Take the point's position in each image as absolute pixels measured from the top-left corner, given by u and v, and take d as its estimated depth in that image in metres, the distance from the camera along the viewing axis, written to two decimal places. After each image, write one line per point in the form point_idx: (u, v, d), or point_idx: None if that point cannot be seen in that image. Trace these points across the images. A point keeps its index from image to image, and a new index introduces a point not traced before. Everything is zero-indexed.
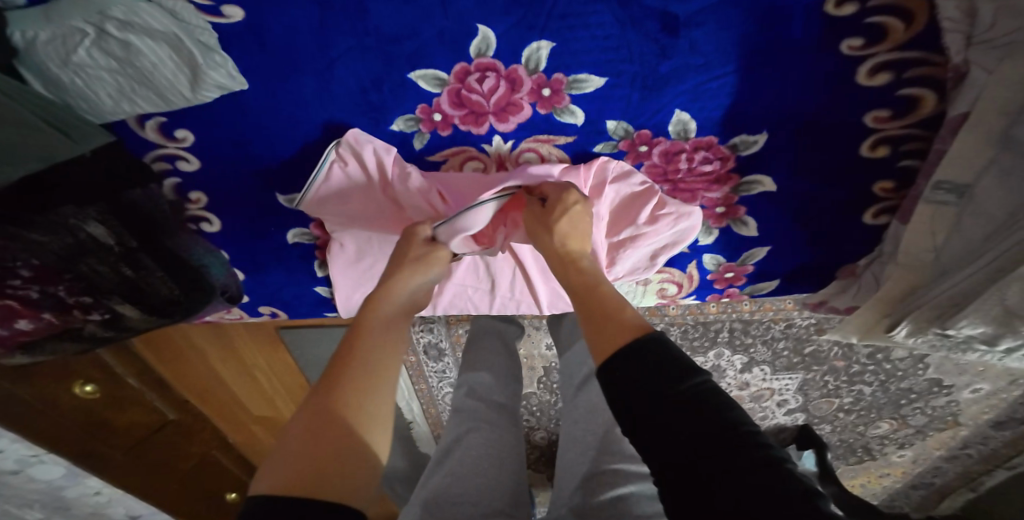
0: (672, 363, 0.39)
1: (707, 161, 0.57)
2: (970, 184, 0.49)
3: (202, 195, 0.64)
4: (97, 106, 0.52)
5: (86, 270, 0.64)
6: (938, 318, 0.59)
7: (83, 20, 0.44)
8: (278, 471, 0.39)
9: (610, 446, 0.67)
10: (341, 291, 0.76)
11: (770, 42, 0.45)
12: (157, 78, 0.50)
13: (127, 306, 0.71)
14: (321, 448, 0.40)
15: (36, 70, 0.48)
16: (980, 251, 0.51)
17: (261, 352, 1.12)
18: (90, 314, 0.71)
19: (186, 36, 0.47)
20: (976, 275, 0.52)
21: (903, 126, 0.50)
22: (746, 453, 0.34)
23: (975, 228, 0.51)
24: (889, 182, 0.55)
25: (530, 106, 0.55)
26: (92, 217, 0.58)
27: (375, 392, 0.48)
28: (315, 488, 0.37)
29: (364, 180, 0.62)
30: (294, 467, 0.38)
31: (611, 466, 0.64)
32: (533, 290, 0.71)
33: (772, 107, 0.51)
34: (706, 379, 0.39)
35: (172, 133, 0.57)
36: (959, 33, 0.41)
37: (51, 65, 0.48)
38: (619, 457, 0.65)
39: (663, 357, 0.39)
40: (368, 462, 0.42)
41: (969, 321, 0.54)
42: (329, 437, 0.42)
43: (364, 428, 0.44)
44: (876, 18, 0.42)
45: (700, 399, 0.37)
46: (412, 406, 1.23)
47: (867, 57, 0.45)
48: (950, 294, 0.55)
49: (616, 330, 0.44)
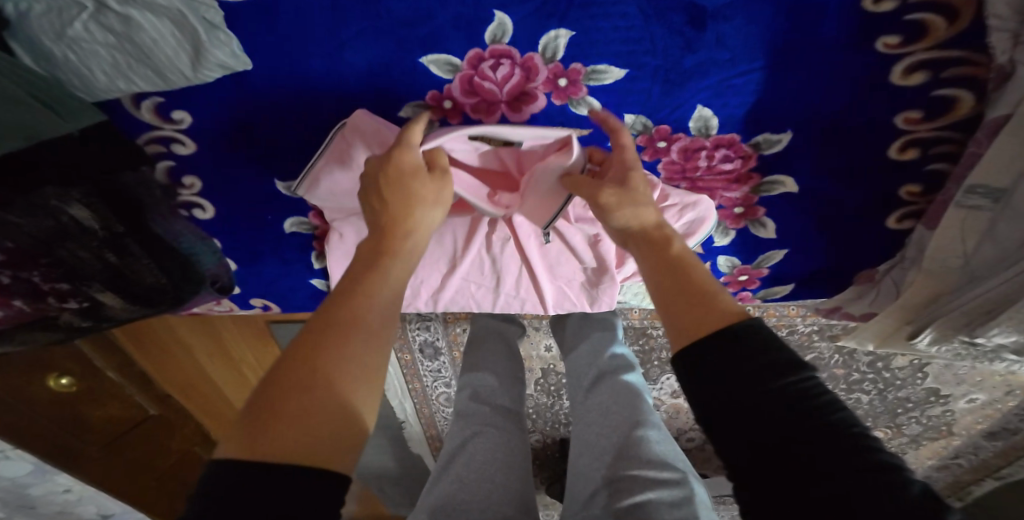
0: (773, 352, 0.38)
1: (727, 159, 0.56)
2: (1008, 189, 0.48)
3: (196, 180, 0.62)
4: (89, 82, 0.49)
5: (65, 255, 0.60)
6: (967, 326, 0.57)
7: None
8: (237, 432, 0.33)
9: (626, 452, 0.65)
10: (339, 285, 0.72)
11: (800, 38, 0.44)
12: (157, 55, 0.47)
13: (107, 295, 0.67)
14: (288, 409, 0.34)
15: (29, 43, 0.45)
16: (1015, 257, 0.51)
17: (248, 346, 1.08)
18: (67, 301, 0.66)
19: (190, 14, 0.44)
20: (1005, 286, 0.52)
21: (933, 128, 0.49)
22: (858, 453, 0.32)
23: (1012, 232, 0.50)
24: (914, 186, 0.55)
25: (544, 97, 0.53)
26: (76, 201, 0.53)
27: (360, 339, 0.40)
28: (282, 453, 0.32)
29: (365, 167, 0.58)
30: (260, 423, 0.33)
31: (629, 473, 0.62)
32: (540, 287, 0.66)
33: (797, 107, 0.50)
34: (813, 378, 0.37)
35: (169, 114, 0.55)
36: (1005, 31, 0.40)
37: (44, 38, 0.44)
38: (636, 463, 0.63)
39: (760, 345, 0.38)
40: (349, 421, 0.36)
41: (1001, 330, 0.53)
42: (305, 396, 0.36)
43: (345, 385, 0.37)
44: (917, 15, 0.41)
45: (798, 391, 0.36)
46: (404, 406, 1.20)
47: (904, 54, 0.44)
48: (987, 299, 0.54)
49: (708, 314, 0.42)
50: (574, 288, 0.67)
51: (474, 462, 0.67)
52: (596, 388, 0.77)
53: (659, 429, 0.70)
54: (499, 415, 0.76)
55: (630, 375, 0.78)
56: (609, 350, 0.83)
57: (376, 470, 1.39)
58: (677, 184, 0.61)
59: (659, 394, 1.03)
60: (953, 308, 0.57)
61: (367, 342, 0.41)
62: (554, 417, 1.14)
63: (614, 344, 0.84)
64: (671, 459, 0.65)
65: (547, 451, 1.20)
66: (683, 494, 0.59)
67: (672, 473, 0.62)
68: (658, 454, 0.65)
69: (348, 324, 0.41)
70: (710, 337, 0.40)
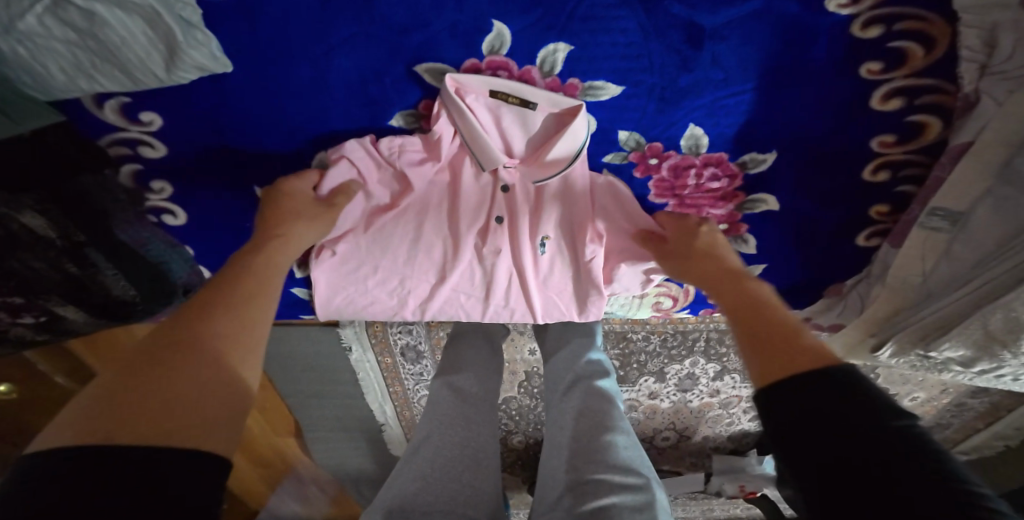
0: (874, 393, 0.33)
1: (715, 178, 0.57)
2: (967, 211, 0.51)
3: (165, 184, 0.58)
4: (44, 80, 0.44)
5: (18, 266, 0.55)
6: (922, 340, 0.60)
7: None
8: (88, 412, 0.28)
9: (593, 456, 0.68)
10: (320, 294, 0.65)
11: (791, 61, 0.46)
12: (125, 53, 0.43)
13: (69, 309, 0.61)
14: (167, 383, 0.30)
15: None
16: (970, 276, 0.53)
17: None
18: (20, 317, 0.60)
19: (165, 12, 0.40)
20: (964, 299, 0.53)
21: (905, 152, 0.52)
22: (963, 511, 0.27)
23: (968, 253, 0.53)
24: (884, 206, 0.57)
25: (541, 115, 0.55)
26: (29, 206, 0.51)
27: (262, 324, 0.38)
28: (127, 436, 0.27)
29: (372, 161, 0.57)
30: (122, 398, 0.29)
31: (595, 477, 0.65)
32: (530, 297, 0.65)
33: (781, 127, 0.51)
34: (914, 425, 0.32)
35: (137, 115, 0.51)
36: (975, 62, 0.43)
37: None
38: (603, 467, 0.66)
39: (856, 386, 0.33)
40: (237, 402, 0.32)
41: (951, 343, 0.57)
42: (188, 368, 0.32)
43: (236, 355, 0.35)
44: (899, 42, 0.43)
45: (895, 434, 0.30)
46: (384, 408, 1.19)
47: (884, 80, 0.46)
48: (937, 316, 0.56)
49: (799, 351, 0.37)
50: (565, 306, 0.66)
51: (439, 460, 0.71)
52: (570, 393, 0.79)
53: (628, 434, 0.72)
54: (479, 410, 0.80)
55: (605, 381, 0.81)
56: (586, 356, 0.85)
57: (351, 472, 1.36)
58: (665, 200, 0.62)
59: (636, 395, 1.06)
60: (912, 322, 0.59)
61: (251, 322, 0.37)
62: (536, 419, 1.15)
63: (592, 350, 0.87)
64: (637, 463, 0.68)
65: (529, 451, 1.21)
66: (646, 499, 0.62)
67: (637, 478, 0.65)
68: (623, 459, 0.67)
69: (246, 300, 0.38)
70: (804, 373, 0.35)
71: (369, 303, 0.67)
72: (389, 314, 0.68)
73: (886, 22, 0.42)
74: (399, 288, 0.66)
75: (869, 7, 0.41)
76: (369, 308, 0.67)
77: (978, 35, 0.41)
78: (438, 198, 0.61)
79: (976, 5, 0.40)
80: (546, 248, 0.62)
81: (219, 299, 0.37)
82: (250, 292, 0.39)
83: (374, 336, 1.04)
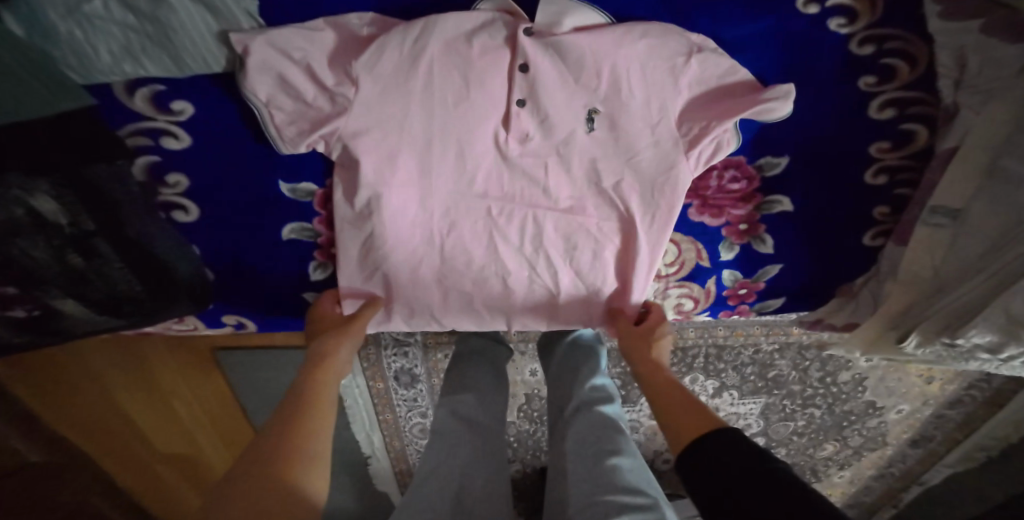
0: (735, 448, 0.39)
1: (735, 180, 0.56)
2: (963, 208, 0.50)
3: (183, 178, 0.56)
4: (89, 62, 0.45)
5: (15, 255, 0.47)
6: (948, 328, 0.54)
7: None
8: (245, 472, 0.38)
9: (602, 478, 0.62)
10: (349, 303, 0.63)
11: (804, 71, 0.49)
12: (180, 39, 0.45)
13: (68, 302, 0.54)
14: (287, 450, 0.41)
15: (29, 13, 0.40)
16: (978, 268, 0.50)
17: (181, 375, 0.95)
18: (9, 311, 0.52)
19: (235, 4, 0.44)
20: (981, 286, 0.49)
21: (901, 157, 0.53)
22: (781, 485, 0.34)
23: (972, 244, 0.50)
24: (885, 206, 0.57)
25: (609, 31, 0.47)
26: (45, 191, 0.44)
27: (327, 408, 0.48)
28: (257, 485, 0.36)
29: (331, 58, 0.48)
30: (258, 462, 0.39)
31: (605, 498, 0.59)
32: (554, 250, 0.60)
33: (795, 132, 0.53)
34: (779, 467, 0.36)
35: (167, 104, 0.50)
36: (949, 78, 0.47)
37: (51, 11, 0.40)
38: (612, 488, 0.60)
39: (733, 444, 0.40)
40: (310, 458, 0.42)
41: (978, 331, 0.50)
42: (290, 438, 0.42)
43: (322, 433, 0.45)
44: (890, 59, 0.47)
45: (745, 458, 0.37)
46: (371, 439, 1.11)
47: (878, 92, 0.49)
48: (955, 306, 0.52)
49: (698, 418, 0.45)
50: (605, 243, 0.59)
51: (445, 485, 0.65)
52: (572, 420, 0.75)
53: (634, 457, 0.67)
54: (485, 436, 0.75)
55: (608, 406, 0.77)
56: (591, 381, 0.81)
57: (329, 512, 1.24)
58: (703, 219, 0.59)
59: (637, 416, 1.04)
60: (930, 313, 0.55)
61: (328, 403, 0.49)
62: (535, 445, 1.11)
63: (598, 376, 0.83)
64: (643, 486, 0.62)
65: (527, 481, 1.16)
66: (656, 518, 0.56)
67: (645, 498, 0.59)
68: (630, 481, 0.62)
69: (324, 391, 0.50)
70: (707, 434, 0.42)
71: (405, 308, 0.64)
72: (428, 324, 0.66)
73: (876, 42, 0.46)
74: (427, 294, 0.63)
75: (864, 27, 0.45)
76: (394, 317, 0.65)
77: (950, 54, 0.45)
78: (481, 97, 0.51)
79: (945, 29, 0.44)
80: (611, 169, 0.55)
81: (312, 396, 0.48)
82: (323, 384, 0.51)
83: (365, 360, 0.99)
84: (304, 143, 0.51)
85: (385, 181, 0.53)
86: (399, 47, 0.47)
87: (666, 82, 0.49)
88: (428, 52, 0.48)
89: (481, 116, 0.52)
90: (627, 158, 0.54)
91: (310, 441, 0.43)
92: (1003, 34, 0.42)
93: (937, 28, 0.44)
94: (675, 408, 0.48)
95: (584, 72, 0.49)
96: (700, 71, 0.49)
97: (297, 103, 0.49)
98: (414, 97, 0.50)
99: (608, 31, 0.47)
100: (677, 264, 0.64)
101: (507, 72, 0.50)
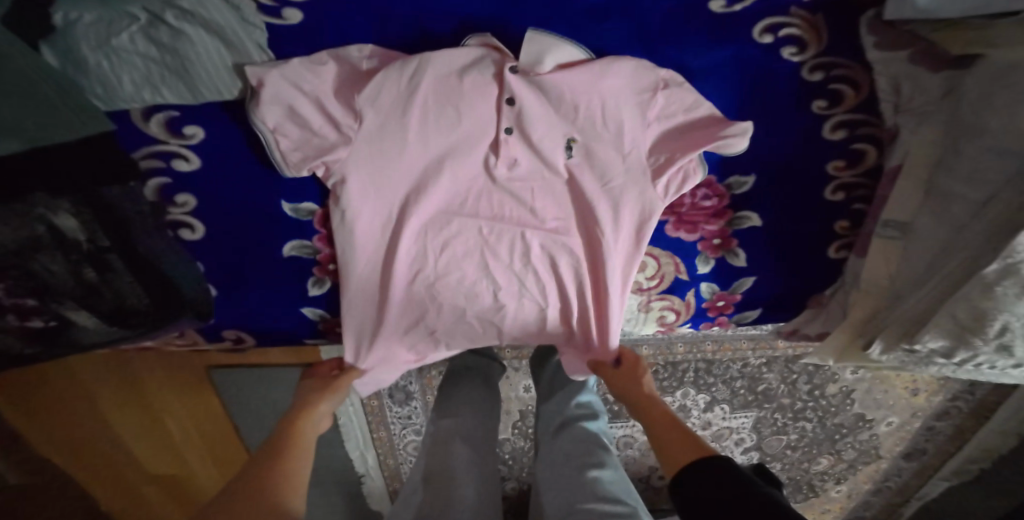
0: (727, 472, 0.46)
1: (706, 197, 0.60)
2: (909, 221, 0.54)
3: (191, 198, 0.59)
4: (113, 90, 0.50)
5: (36, 268, 0.51)
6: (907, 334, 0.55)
7: (142, 5, 0.44)
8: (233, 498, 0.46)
9: (583, 488, 0.64)
10: (347, 317, 0.66)
11: (761, 96, 0.54)
12: (196, 70, 0.49)
13: (82, 314, 0.58)
14: (264, 479, 0.49)
15: (64, 48, 0.45)
16: (928, 274, 0.52)
17: (173, 393, 0.96)
18: (29, 321, 0.56)
19: (246, 37, 0.49)
20: (928, 295, 0.52)
21: (855, 175, 0.58)
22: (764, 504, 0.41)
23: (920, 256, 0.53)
24: (845, 220, 0.61)
25: (590, 66, 0.51)
26: (66, 210, 0.47)
27: (302, 449, 0.56)
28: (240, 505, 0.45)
29: (335, 90, 0.52)
30: (245, 488, 0.47)
31: (584, 506, 0.61)
32: (537, 271, 0.63)
33: (759, 153, 0.57)
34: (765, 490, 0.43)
35: (180, 129, 0.55)
36: (888, 102, 0.52)
37: (83, 46, 0.45)
38: (592, 497, 0.62)
39: (727, 469, 0.46)
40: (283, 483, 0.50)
41: (930, 336, 0.51)
42: (268, 470, 0.50)
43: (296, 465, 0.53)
44: (837, 84, 0.52)
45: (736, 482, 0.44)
46: (366, 457, 1.11)
47: (830, 115, 0.54)
48: (912, 312, 0.54)
49: (691, 449, 0.52)
50: (582, 265, 0.63)
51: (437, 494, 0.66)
52: (558, 434, 0.77)
53: (614, 469, 0.69)
54: (476, 449, 0.76)
55: (592, 423, 0.79)
56: (575, 399, 0.83)
57: None
58: (679, 235, 0.63)
59: (631, 431, 1.05)
60: (890, 321, 0.57)
61: (305, 444, 0.57)
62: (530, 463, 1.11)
63: (583, 393, 0.85)
64: (622, 496, 0.63)
65: (523, 499, 1.16)
66: None
67: (622, 507, 0.60)
68: (610, 491, 0.63)
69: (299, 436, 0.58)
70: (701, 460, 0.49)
71: (399, 322, 0.67)
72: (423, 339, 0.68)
73: (824, 69, 0.52)
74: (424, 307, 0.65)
75: (812, 56, 0.51)
76: (389, 332, 0.67)
77: (887, 81, 0.51)
78: (471, 127, 0.55)
79: (882, 58, 0.49)
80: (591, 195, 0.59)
81: (289, 440, 0.57)
82: (298, 430, 0.59)
83: None
84: (307, 167, 0.54)
85: (385, 198, 0.58)
86: (398, 83, 0.51)
87: (642, 112, 0.54)
88: (424, 87, 0.52)
89: (471, 145, 0.56)
90: (604, 183, 0.58)
91: (284, 471, 0.51)
92: (929, 62, 0.49)
93: (876, 57, 0.49)
94: (670, 440, 0.55)
95: (565, 105, 0.54)
96: (671, 103, 0.54)
97: (304, 132, 0.54)
98: (412, 128, 0.54)
99: (588, 66, 0.51)
100: (657, 277, 0.67)
101: (496, 104, 0.55)
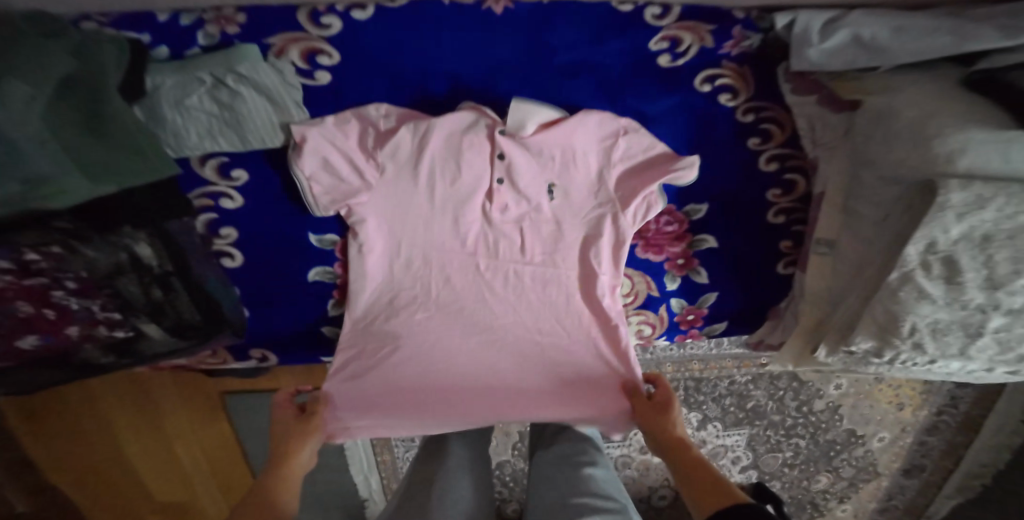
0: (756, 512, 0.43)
1: (669, 222, 0.71)
2: (835, 238, 0.64)
3: (233, 230, 0.70)
4: (182, 141, 0.62)
5: (120, 288, 0.60)
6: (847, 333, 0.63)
7: (209, 72, 0.57)
8: None
9: (573, 486, 0.70)
10: (345, 336, 0.71)
11: (704, 137, 0.66)
12: (247, 123, 0.61)
13: (153, 327, 0.66)
14: None
15: (149, 108, 0.58)
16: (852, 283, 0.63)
17: (189, 418, 1.03)
18: (114, 331, 0.65)
19: (287, 95, 0.61)
20: (857, 297, 0.61)
21: (790, 200, 0.69)
22: None
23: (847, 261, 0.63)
24: (788, 240, 0.71)
25: (566, 124, 0.64)
26: (143, 239, 0.56)
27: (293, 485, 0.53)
28: None
29: (359, 145, 0.65)
30: None
31: (578, 500, 0.67)
32: (533, 295, 0.72)
33: (709, 184, 0.69)
34: None
35: (229, 172, 0.67)
36: (807, 138, 0.64)
37: (164, 105, 0.58)
38: (585, 492, 0.68)
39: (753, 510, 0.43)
40: None
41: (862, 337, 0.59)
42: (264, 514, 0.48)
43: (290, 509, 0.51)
44: (766, 124, 0.65)
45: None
46: (369, 481, 1.15)
47: (762, 150, 0.67)
48: (846, 316, 0.63)
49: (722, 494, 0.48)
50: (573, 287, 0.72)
51: None
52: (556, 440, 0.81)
53: (606, 469, 0.75)
54: None
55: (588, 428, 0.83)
56: None
57: None
58: (647, 256, 0.74)
59: (628, 451, 1.10)
60: (831, 324, 0.65)
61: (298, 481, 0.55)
62: None
63: None
64: (612, 492, 0.70)
65: None
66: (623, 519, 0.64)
67: (614, 503, 0.67)
68: (599, 487, 0.70)
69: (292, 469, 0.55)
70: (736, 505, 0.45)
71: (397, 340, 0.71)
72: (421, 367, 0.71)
73: (755, 112, 0.64)
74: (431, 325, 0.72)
75: (744, 100, 0.64)
76: (389, 354, 0.71)
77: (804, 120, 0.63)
78: (470, 174, 0.67)
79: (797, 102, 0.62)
80: (570, 225, 0.70)
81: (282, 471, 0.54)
82: (294, 461, 0.56)
83: None
84: (335, 208, 0.66)
85: (399, 233, 0.70)
86: (411, 141, 0.64)
87: (608, 159, 0.66)
88: (433, 146, 0.65)
89: (472, 192, 0.68)
90: (581, 217, 0.70)
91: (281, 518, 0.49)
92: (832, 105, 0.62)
93: (794, 99, 0.62)
94: (703, 482, 0.51)
95: (544, 157, 0.66)
96: (632, 151, 0.66)
97: (332, 182, 0.65)
98: (421, 176, 0.66)
99: (565, 122, 0.63)
100: (632, 295, 0.76)
101: (489, 154, 0.66)
